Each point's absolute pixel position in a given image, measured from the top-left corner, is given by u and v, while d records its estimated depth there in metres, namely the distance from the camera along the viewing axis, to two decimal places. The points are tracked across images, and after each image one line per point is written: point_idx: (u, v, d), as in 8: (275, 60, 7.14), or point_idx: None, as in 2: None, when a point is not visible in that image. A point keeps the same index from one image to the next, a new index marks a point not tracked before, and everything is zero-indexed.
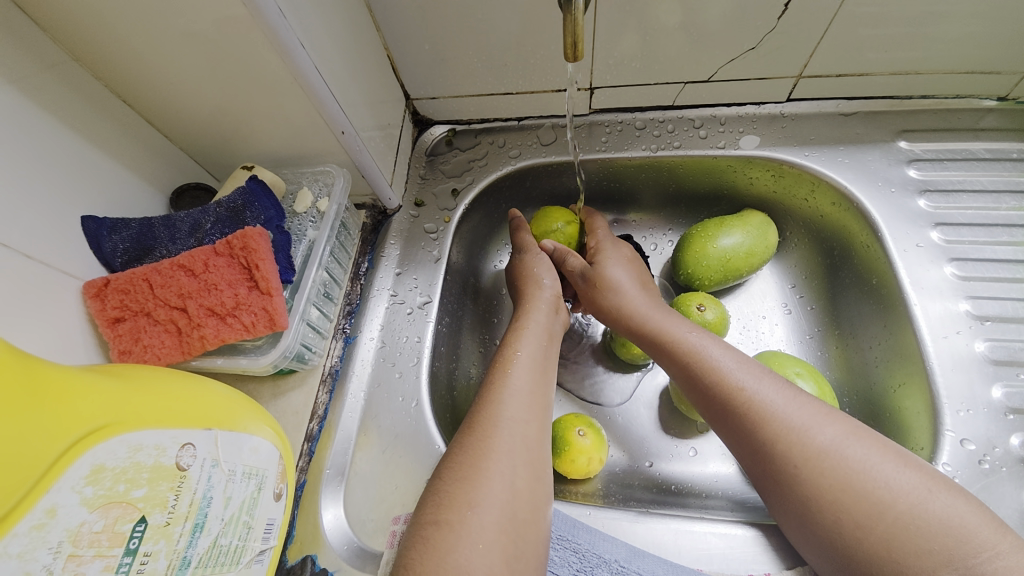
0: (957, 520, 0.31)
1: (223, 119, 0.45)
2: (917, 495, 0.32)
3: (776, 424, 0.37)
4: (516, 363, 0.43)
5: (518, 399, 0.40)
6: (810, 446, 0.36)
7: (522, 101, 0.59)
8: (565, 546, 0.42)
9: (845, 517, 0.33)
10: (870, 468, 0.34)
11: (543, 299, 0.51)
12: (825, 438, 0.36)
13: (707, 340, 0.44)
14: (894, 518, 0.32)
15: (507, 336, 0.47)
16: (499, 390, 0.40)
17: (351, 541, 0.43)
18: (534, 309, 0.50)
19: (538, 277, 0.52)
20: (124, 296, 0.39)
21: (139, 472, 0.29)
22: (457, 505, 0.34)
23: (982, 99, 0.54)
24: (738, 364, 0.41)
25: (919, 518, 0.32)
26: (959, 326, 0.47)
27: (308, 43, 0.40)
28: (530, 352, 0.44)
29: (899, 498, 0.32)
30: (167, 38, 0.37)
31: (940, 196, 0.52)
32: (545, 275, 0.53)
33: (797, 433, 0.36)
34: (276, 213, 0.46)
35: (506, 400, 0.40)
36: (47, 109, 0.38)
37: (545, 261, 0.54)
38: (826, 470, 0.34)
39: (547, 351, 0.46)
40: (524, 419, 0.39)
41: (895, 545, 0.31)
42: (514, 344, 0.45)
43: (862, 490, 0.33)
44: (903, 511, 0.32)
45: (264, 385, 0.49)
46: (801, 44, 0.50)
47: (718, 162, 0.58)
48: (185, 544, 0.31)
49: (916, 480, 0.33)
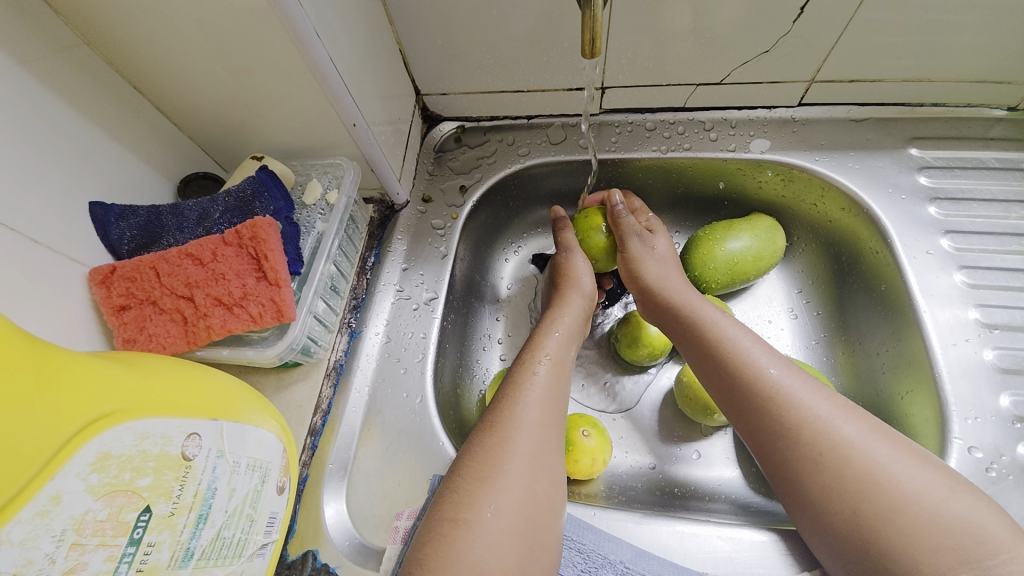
0: (975, 522, 0.31)
1: (234, 108, 0.45)
2: (938, 494, 0.32)
3: (806, 422, 0.37)
4: (538, 364, 0.43)
5: (539, 401, 0.40)
6: (834, 440, 0.35)
7: (532, 98, 0.59)
8: (570, 546, 0.41)
9: (865, 510, 0.33)
10: (892, 465, 0.34)
11: (577, 304, 0.50)
12: (847, 433, 0.35)
13: (741, 333, 0.43)
14: (916, 514, 0.32)
15: (530, 339, 0.47)
16: (519, 390, 0.40)
17: (352, 537, 0.42)
18: (560, 310, 0.49)
19: (578, 281, 0.52)
20: (130, 284, 0.39)
21: (145, 461, 0.28)
22: (475, 506, 0.33)
23: (992, 109, 0.54)
24: (771, 358, 0.41)
25: (939, 516, 0.32)
26: (968, 334, 0.47)
27: (323, 33, 0.40)
28: (554, 354, 0.44)
29: (921, 495, 0.32)
30: (181, 24, 0.37)
31: (950, 204, 0.52)
32: (584, 278, 0.52)
33: (820, 428, 0.36)
34: (286, 204, 0.45)
35: (528, 400, 0.39)
36: (57, 92, 0.37)
37: (584, 264, 0.53)
38: (845, 468, 0.34)
39: (569, 351, 0.46)
40: (545, 423, 0.39)
41: (914, 543, 0.31)
42: (537, 348, 0.45)
43: (883, 487, 0.33)
44: (925, 507, 0.32)
45: (268, 377, 0.48)
46: (815, 49, 0.50)
47: (727, 165, 0.58)
48: (188, 535, 0.30)
49: (936, 479, 0.33)
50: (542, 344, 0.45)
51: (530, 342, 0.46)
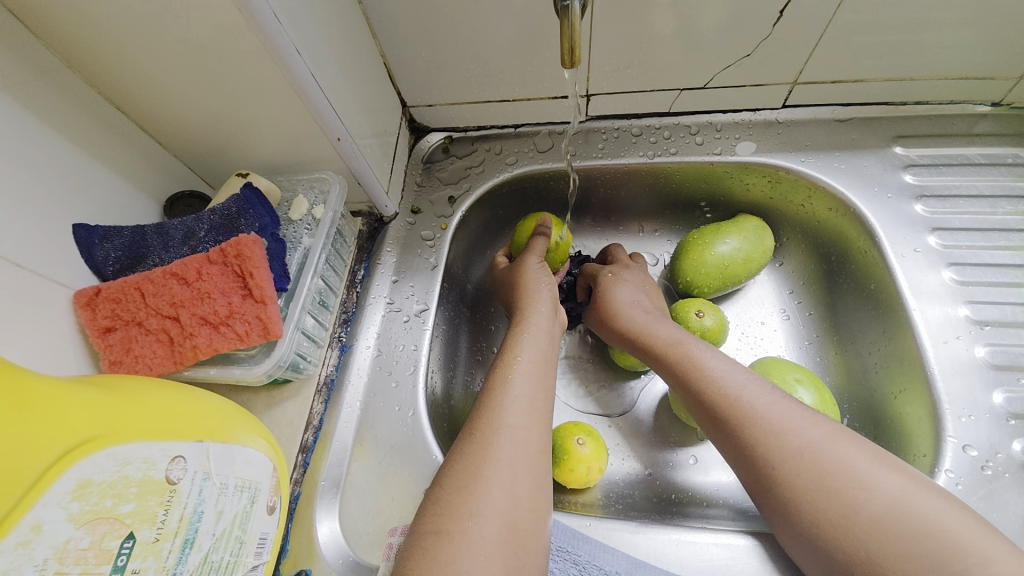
0: (938, 522, 0.30)
1: (218, 125, 0.45)
2: (899, 497, 0.32)
3: (761, 429, 0.38)
4: (517, 370, 0.42)
5: (518, 406, 0.39)
6: (789, 449, 0.36)
7: (518, 107, 0.59)
8: (565, 558, 0.41)
9: (824, 517, 0.33)
10: (851, 470, 0.34)
11: (544, 304, 0.50)
12: (805, 440, 0.36)
13: (704, 350, 0.44)
14: (871, 517, 0.32)
15: (507, 341, 0.47)
16: (499, 396, 0.40)
17: (346, 555, 0.42)
18: (533, 313, 0.49)
19: (535, 282, 0.52)
20: (116, 305, 0.38)
21: (127, 487, 0.28)
22: (456, 515, 0.33)
23: (976, 105, 0.54)
24: (731, 370, 0.42)
25: (899, 518, 0.31)
26: (959, 331, 0.47)
27: (304, 50, 0.40)
28: (530, 356, 0.44)
29: (877, 499, 0.32)
30: (162, 45, 0.37)
31: (936, 201, 0.53)
32: (541, 279, 0.52)
33: (777, 439, 0.37)
34: (271, 220, 0.45)
35: (507, 406, 0.39)
36: (38, 114, 0.37)
37: (538, 265, 0.53)
38: (805, 476, 0.35)
39: (546, 353, 0.46)
40: (525, 426, 0.38)
41: (874, 547, 0.31)
42: (513, 349, 0.45)
43: (839, 493, 0.33)
44: (881, 510, 0.32)
45: (258, 396, 0.48)
46: (796, 51, 0.50)
47: (715, 168, 0.58)
48: (174, 561, 0.30)
49: (896, 483, 0.33)
50: (516, 347, 0.45)
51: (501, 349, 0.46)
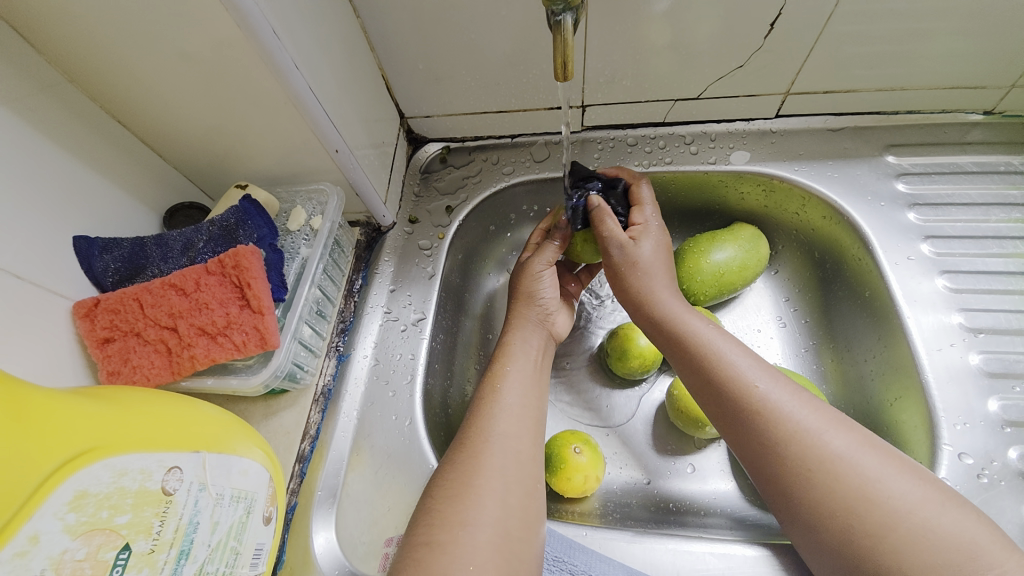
0: (966, 536, 0.31)
1: (217, 138, 0.46)
2: (929, 509, 0.32)
3: (790, 431, 0.36)
4: (506, 379, 0.43)
5: (508, 416, 0.40)
6: (823, 454, 0.35)
7: (514, 118, 0.60)
8: (562, 569, 0.41)
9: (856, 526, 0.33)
10: (884, 480, 0.33)
11: (530, 318, 0.50)
12: (838, 446, 0.35)
13: (727, 343, 0.42)
14: (906, 532, 0.31)
15: (495, 354, 0.47)
16: (490, 405, 0.40)
17: (342, 566, 0.42)
18: (523, 324, 0.49)
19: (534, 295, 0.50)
20: (114, 316, 0.39)
21: (123, 498, 0.28)
22: (449, 525, 0.33)
23: (968, 113, 0.55)
24: (755, 366, 0.40)
25: (931, 532, 0.31)
26: (954, 339, 0.47)
27: (302, 64, 0.40)
28: (520, 367, 0.44)
29: (914, 511, 0.32)
30: (162, 60, 0.38)
31: (929, 209, 0.53)
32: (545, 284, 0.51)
33: (810, 441, 0.36)
34: (269, 230, 0.46)
35: (499, 415, 0.39)
36: (40, 128, 0.38)
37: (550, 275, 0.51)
38: (837, 484, 0.34)
39: (537, 367, 0.46)
40: (517, 436, 0.39)
41: (905, 558, 0.31)
42: (505, 359, 0.45)
43: (875, 504, 0.33)
44: (916, 524, 0.32)
45: (256, 406, 0.48)
46: (788, 62, 0.51)
47: (709, 177, 0.59)
48: (169, 572, 0.30)
49: (927, 494, 0.33)
50: (512, 355, 0.45)
51: (498, 352, 0.46)
